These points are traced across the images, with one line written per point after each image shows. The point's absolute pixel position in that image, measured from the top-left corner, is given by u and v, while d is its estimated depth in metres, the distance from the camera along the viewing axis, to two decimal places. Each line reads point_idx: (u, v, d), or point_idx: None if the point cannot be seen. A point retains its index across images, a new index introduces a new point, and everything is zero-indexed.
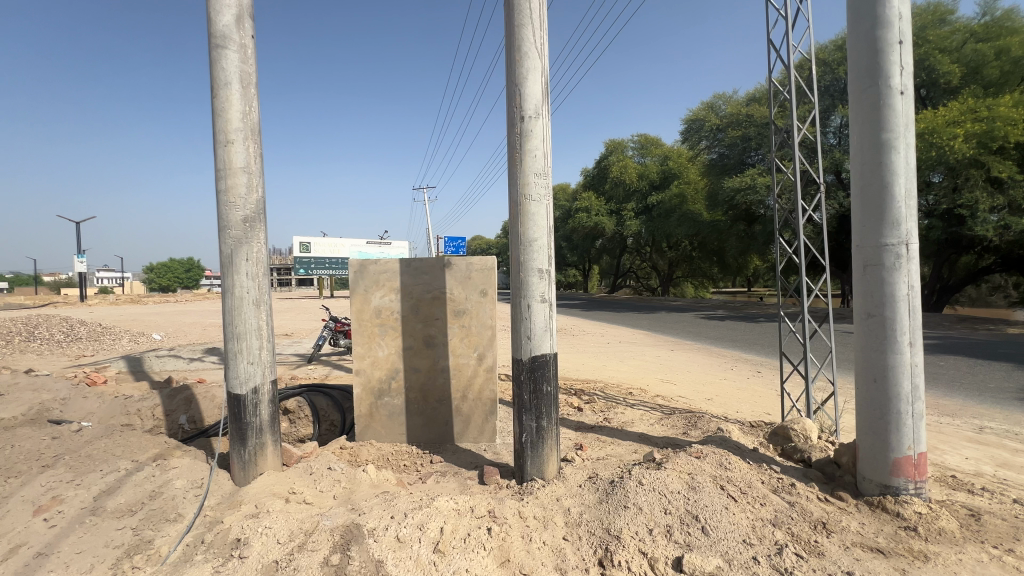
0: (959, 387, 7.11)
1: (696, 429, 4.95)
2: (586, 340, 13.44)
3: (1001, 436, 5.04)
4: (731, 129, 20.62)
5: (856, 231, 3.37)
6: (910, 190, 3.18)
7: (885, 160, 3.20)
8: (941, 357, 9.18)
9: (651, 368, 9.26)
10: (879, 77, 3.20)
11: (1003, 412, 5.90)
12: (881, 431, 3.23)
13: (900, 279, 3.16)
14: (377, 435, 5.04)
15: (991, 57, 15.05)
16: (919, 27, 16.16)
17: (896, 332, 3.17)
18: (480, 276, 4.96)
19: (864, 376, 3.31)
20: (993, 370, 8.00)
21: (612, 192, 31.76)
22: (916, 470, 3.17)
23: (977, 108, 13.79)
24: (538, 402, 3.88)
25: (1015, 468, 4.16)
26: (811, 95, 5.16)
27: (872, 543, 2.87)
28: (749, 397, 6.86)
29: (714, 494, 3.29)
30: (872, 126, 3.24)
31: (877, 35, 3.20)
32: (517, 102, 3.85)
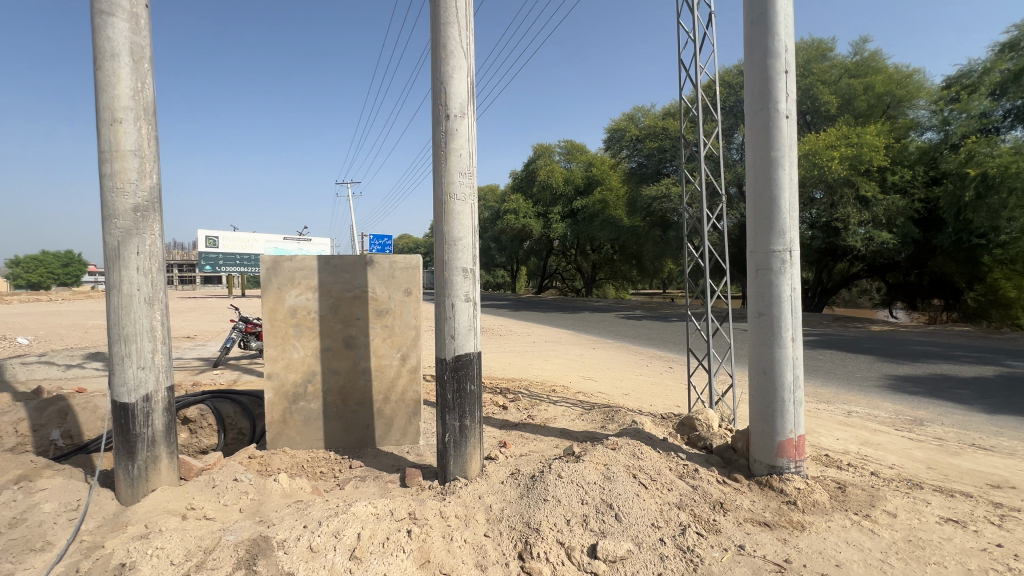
0: (833, 377, 8.16)
1: (613, 423, 5.21)
2: (512, 340, 13.59)
3: (864, 419, 5.85)
4: (649, 140, 21.99)
5: (749, 238, 3.74)
6: (793, 203, 3.60)
7: (773, 175, 3.59)
8: (819, 351, 10.45)
9: (573, 366, 9.58)
10: (769, 102, 3.58)
11: (865, 398, 6.86)
12: (769, 417, 3.61)
13: (785, 282, 3.56)
14: (291, 442, 4.75)
15: (860, 91, 17.42)
16: (805, 60, 18.27)
17: (780, 329, 3.58)
18: (404, 275, 4.86)
19: (756, 368, 3.68)
20: (859, 362, 9.25)
21: (539, 195, 32.49)
22: (796, 451, 3.59)
23: (849, 134, 15.87)
24: (462, 401, 3.88)
25: (873, 445, 4.85)
26: (716, 114, 5.61)
27: (761, 518, 3.20)
28: (661, 391, 7.35)
29: (626, 482, 3.51)
30: (762, 145, 3.62)
31: (767, 64, 3.58)
32: (442, 100, 3.83)
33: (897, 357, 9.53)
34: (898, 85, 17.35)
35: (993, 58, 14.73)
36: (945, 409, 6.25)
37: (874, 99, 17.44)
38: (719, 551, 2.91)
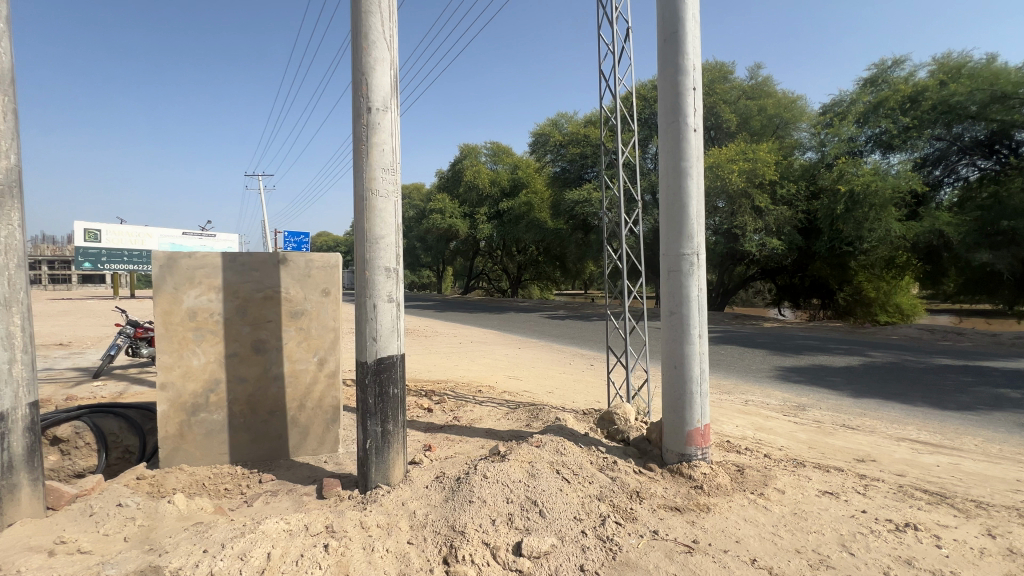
0: (733, 370, 8.99)
1: (537, 421, 5.31)
2: (437, 341, 13.37)
3: (759, 407, 6.50)
4: (571, 146, 22.78)
5: (662, 242, 4.00)
6: (700, 211, 3.90)
7: (682, 184, 3.86)
8: (722, 347, 11.44)
9: (499, 366, 9.64)
10: (679, 116, 3.86)
11: (760, 388, 7.62)
12: (679, 408, 3.88)
13: (693, 283, 3.85)
14: (190, 459, 4.30)
15: (755, 112, 19.36)
16: (710, 80, 19.91)
17: (689, 326, 3.86)
18: (321, 275, 4.59)
19: (669, 363, 3.94)
20: (754, 356, 10.27)
21: (465, 196, 32.36)
22: (702, 439, 3.89)
23: (746, 150, 17.58)
24: (384, 406, 3.74)
25: (766, 430, 5.41)
26: (632, 124, 5.93)
27: (672, 504, 3.43)
28: (583, 387, 7.63)
29: (550, 478, 3.59)
30: (673, 156, 3.89)
31: (678, 80, 3.85)
32: (363, 92, 3.68)
33: (785, 351, 10.71)
34: (786, 109, 19.52)
35: (857, 91, 17.10)
36: (822, 395, 7.13)
37: (766, 120, 19.49)
38: (636, 538, 3.06)
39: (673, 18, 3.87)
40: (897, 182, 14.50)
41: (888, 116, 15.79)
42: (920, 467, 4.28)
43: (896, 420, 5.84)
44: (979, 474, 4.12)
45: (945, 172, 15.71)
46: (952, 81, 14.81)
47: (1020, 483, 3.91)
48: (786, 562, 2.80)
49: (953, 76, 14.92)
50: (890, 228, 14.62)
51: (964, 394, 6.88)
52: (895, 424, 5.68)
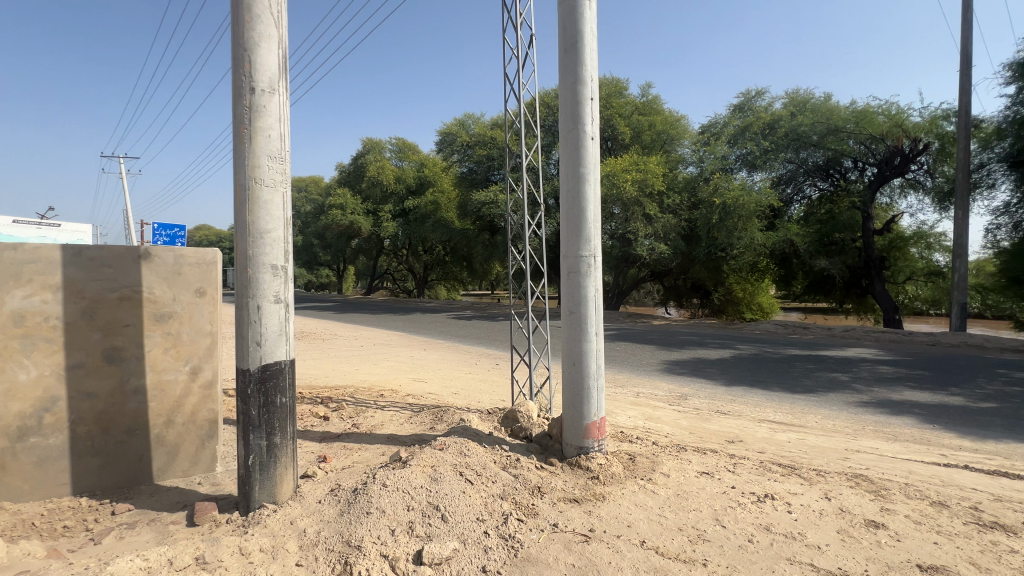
0: (626, 365, 9.67)
1: (442, 423, 5.23)
2: (334, 344, 12.59)
3: (648, 398, 7.06)
4: (478, 148, 22.90)
5: (562, 244, 4.16)
6: (596, 215, 4.10)
7: (580, 189, 4.05)
8: (617, 343, 12.25)
9: (403, 369, 9.33)
10: (578, 124, 4.04)
11: (650, 381, 8.28)
12: (578, 403, 4.06)
13: (590, 283, 4.05)
14: (15, 494, 3.55)
15: (645, 127, 21.09)
16: (607, 94, 21.25)
17: (587, 325, 4.05)
18: (195, 272, 4.08)
19: (568, 360, 4.10)
20: (645, 351, 11.16)
21: (368, 192, 30.93)
22: (599, 432, 4.09)
23: (638, 162, 19.03)
24: (269, 417, 3.42)
25: (654, 419, 5.88)
26: (534, 129, 6.06)
27: (571, 496, 3.57)
28: (488, 387, 7.68)
29: (453, 480, 3.56)
30: (573, 161, 4.06)
31: (577, 89, 4.03)
32: (245, 70, 3.33)
33: (670, 346, 11.77)
34: (671, 126, 21.45)
35: (728, 115, 19.43)
36: (700, 385, 7.96)
37: (655, 135, 21.32)
38: (536, 533, 3.14)
39: (573, 29, 4.04)
40: (759, 197, 16.76)
41: (752, 140, 18.18)
42: (776, 444, 4.94)
43: (758, 404, 6.71)
44: (819, 446, 4.87)
45: (794, 190, 17.97)
46: (799, 113, 17.47)
47: (848, 451, 4.69)
48: (670, 540, 3.05)
49: (800, 110, 17.58)
50: (752, 237, 17.00)
51: (808, 379, 8.13)
52: (758, 407, 6.52)
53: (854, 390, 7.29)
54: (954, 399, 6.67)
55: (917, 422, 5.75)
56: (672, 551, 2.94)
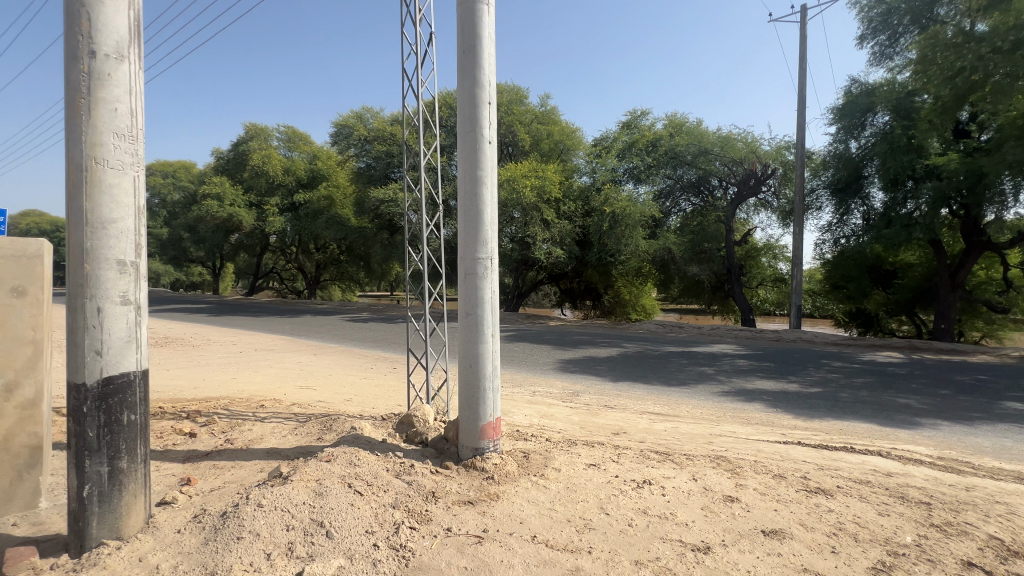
0: (524, 365, 9.95)
1: (331, 432, 4.91)
2: (206, 351, 11.21)
3: (543, 396, 7.34)
4: (377, 143, 22.01)
5: (459, 245, 4.15)
6: (493, 218, 4.16)
7: (478, 192, 4.07)
8: (516, 344, 12.56)
9: (288, 376, 8.61)
10: (476, 127, 4.06)
11: (545, 380, 8.62)
12: (473, 404, 4.08)
13: (487, 285, 4.09)
14: None
15: (544, 136, 22.03)
16: (508, 100, 21.78)
17: (483, 326, 4.08)
18: (12, 267, 3.36)
19: (464, 362, 4.10)
20: (541, 351, 11.59)
21: (250, 182, 28.10)
22: (494, 432, 4.14)
23: (537, 169, 19.77)
24: (113, 439, 2.94)
25: (549, 417, 6.11)
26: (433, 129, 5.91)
27: (466, 497, 3.56)
28: (384, 392, 7.39)
29: (340, 493, 3.38)
30: (470, 163, 4.08)
31: (476, 92, 4.06)
32: (82, 29, 2.85)
33: (565, 346, 12.37)
34: (568, 137, 22.54)
35: (617, 131, 20.99)
36: (591, 381, 8.47)
37: (553, 145, 22.33)
38: (429, 539, 3.08)
39: (471, 33, 4.06)
40: (643, 208, 18.35)
41: (637, 155, 19.89)
42: (654, 433, 5.42)
43: (640, 397, 7.32)
44: (689, 432, 5.45)
45: (672, 204, 19.95)
46: (677, 135, 19.48)
47: (712, 436, 5.31)
48: (559, 532, 3.18)
49: (677, 131, 19.61)
50: (636, 245, 18.57)
51: (681, 373, 9.09)
52: (640, 400, 7.12)
53: (718, 381, 8.29)
54: (792, 385, 7.92)
55: (765, 407, 6.72)
56: (560, 542, 3.07)
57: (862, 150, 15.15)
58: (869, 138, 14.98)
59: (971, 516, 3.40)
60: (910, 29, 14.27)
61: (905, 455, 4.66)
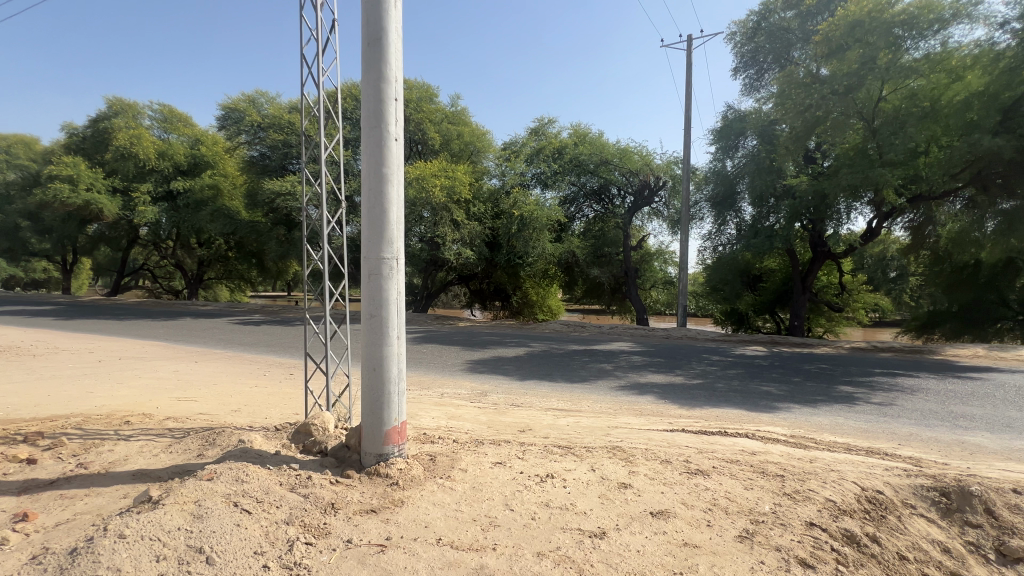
0: (432, 367, 9.82)
1: (213, 447, 4.44)
2: (50, 361, 9.48)
3: (452, 397, 7.31)
4: (272, 131, 20.31)
5: (363, 244, 3.98)
6: (400, 217, 4.05)
7: (383, 189, 3.95)
8: (424, 346, 12.35)
9: (162, 387, 7.60)
10: (381, 122, 3.93)
11: (453, 381, 8.59)
12: (377, 409, 3.94)
13: (392, 285, 3.97)
14: None
15: (454, 137, 21.97)
16: (417, 97, 21.31)
17: (388, 328, 3.96)
18: None
19: (367, 366, 3.94)
20: (450, 352, 11.52)
21: (114, 165, 24.40)
22: (399, 436, 4.04)
23: (447, 169, 19.62)
24: None
25: (457, 418, 6.10)
26: (335, 120, 5.51)
27: (368, 506, 3.43)
28: (278, 400, 6.85)
29: (223, 514, 3.09)
30: (375, 159, 3.94)
31: (381, 86, 3.93)
32: None
33: (474, 346, 12.44)
34: (478, 139, 22.66)
35: (526, 137, 21.62)
36: (499, 381, 8.61)
37: (463, 146, 22.34)
38: (327, 553, 2.92)
39: (377, 25, 3.93)
40: (549, 213, 19.07)
41: (545, 161, 20.64)
42: (558, 428, 5.66)
43: (545, 394, 7.60)
44: (590, 426, 5.78)
45: (576, 210, 21.06)
46: (581, 144, 20.52)
47: (610, 428, 5.69)
48: (464, 533, 3.20)
49: (581, 141, 20.67)
50: (543, 248, 19.17)
51: (583, 369, 9.60)
52: (544, 397, 7.39)
53: (616, 377, 8.88)
54: (678, 378, 8.74)
55: (655, 398, 7.35)
56: (465, 543, 3.09)
57: (736, 168, 17.22)
58: (742, 158, 17.06)
59: (813, 483, 4.03)
60: (772, 66, 16.47)
61: (766, 435, 5.39)
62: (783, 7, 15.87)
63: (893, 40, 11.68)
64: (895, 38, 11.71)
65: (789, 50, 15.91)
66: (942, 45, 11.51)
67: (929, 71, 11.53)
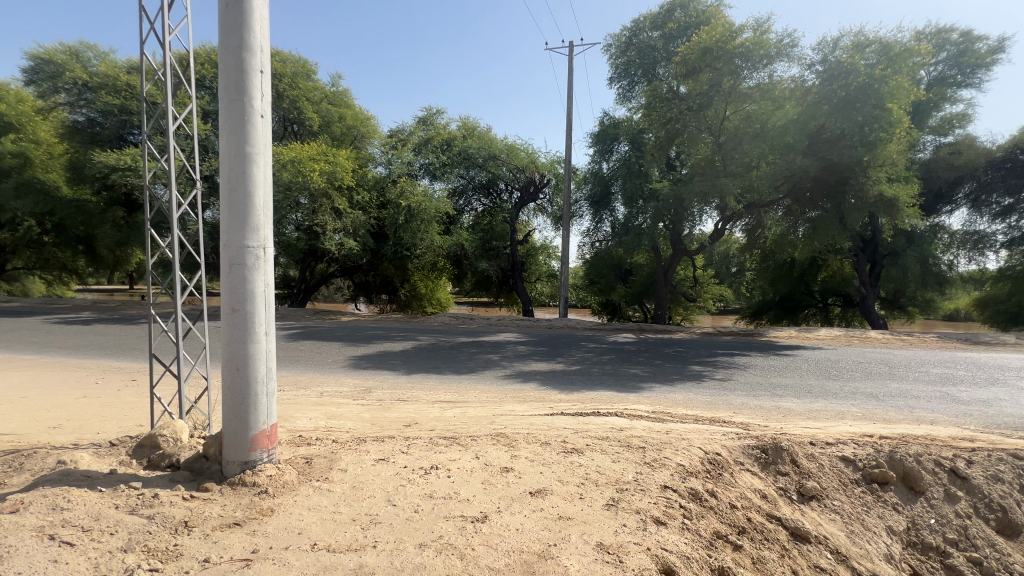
0: (309, 365, 9.17)
1: (21, 473, 3.66)
2: None
3: (332, 395, 6.92)
4: (103, 93, 17.03)
5: (223, 231, 3.56)
6: (266, 202, 3.69)
7: (246, 170, 3.57)
8: (300, 343, 11.44)
9: None
10: (244, 95, 3.54)
11: (334, 378, 8.12)
12: (242, 413, 3.58)
13: (259, 277, 3.62)
14: None
15: (335, 119, 20.57)
16: (292, 72, 19.47)
17: (254, 323, 3.60)
18: None
19: (229, 366, 3.55)
20: (331, 349, 10.84)
21: None
22: (268, 440, 3.71)
23: (327, 153, 18.25)
24: None
25: (337, 417, 5.78)
26: (192, 92, 4.74)
27: (231, 519, 3.11)
28: (115, 411, 5.86)
29: (33, 552, 2.63)
30: (236, 136, 3.54)
31: (242, 55, 3.53)
32: None
33: (358, 341, 11.85)
34: (362, 123, 21.47)
35: (414, 126, 21.11)
36: (384, 376, 8.36)
37: (345, 130, 20.98)
38: None
39: None
40: (437, 205, 18.78)
41: (433, 152, 20.35)
42: (444, 421, 5.67)
43: (432, 387, 7.57)
44: (476, 416, 5.88)
45: (465, 203, 21.11)
46: (469, 137, 20.64)
47: (496, 416, 5.86)
48: (342, 535, 3.06)
49: (470, 134, 20.79)
50: (432, 240, 18.86)
51: (470, 361, 9.75)
52: (431, 390, 7.35)
53: (501, 367, 9.16)
54: (558, 365, 9.30)
55: (537, 385, 7.76)
56: (343, 545, 2.96)
57: (610, 171, 18.73)
58: (616, 162, 18.58)
59: (668, 451, 4.59)
60: (641, 80, 18.01)
61: (632, 413, 6.00)
62: (651, 28, 17.73)
63: (734, 69, 13.66)
64: (735, 67, 13.68)
65: (655, 67, 17.55)
66: (769, 77, 13.74)
67: (760, 98, 13.67)
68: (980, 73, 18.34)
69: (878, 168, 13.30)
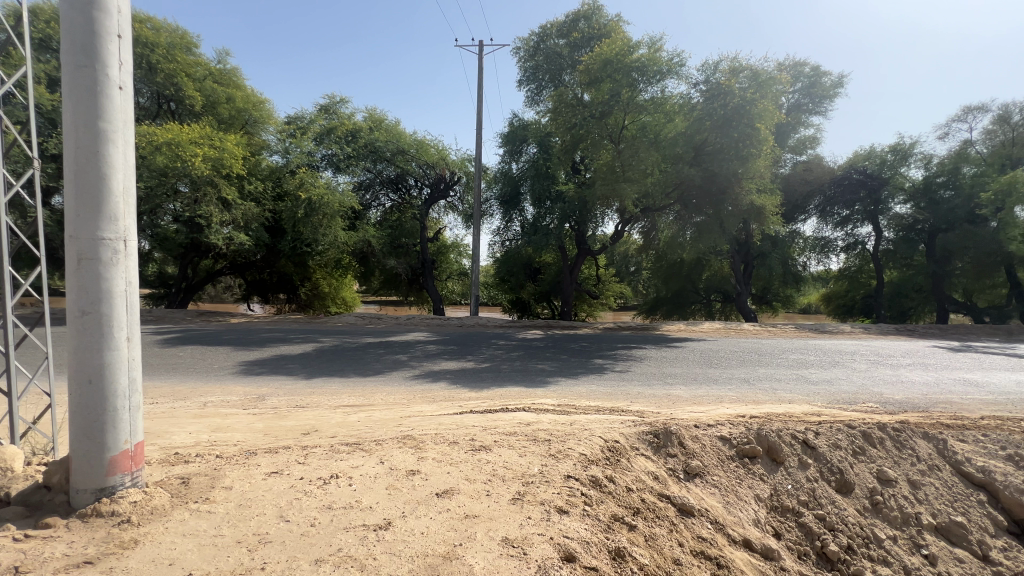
0: (191, 372, 8.17)
1: None
2: None
3: (218, 405, 6.22)
4: None
5: (68, 219, 3.02)
6: (127, 188, 3.22)
7: (101, 150, 3.07)
8: (179, 348, 10.15)
9: None
10: (96, 62, 3.04)
11: (219, 386, 7.32)
12: (96, 432, 3.08)
13: (118, 274, 3.13)
14: None
15: (222, 99, 18.61)
16: (167, 42, 17.23)
17: (112, 328, 3.11)
18: None
19: (79, 378, 3.03)
20: (217, 354, 9.77)
21: None
22: (132, 461, 3.24)
23: (213, 137, 16.43)
24: None
25: (223, 429, 5.21)
26: (26, 52, 3.94)
27: (79, 559, 2.66)
28: None
29: None
30: (86, 109, 3.03)
31: (93, 15, 3.03)
32: None
33: (249, 345, 10.80)
34: (254, 106, 19.55)
35: (315, 113, 19.81)
36: (280, 382, 7.71)
37: (235, 111, 19.02)
38: None
39: None
40: (341, 198, 17.77)
41: (336, 142, 19.23)
42: (347, 426, 5.37)
43: (334, 391, 7.14)
44: (382, 419, 5.66)
45: (372, 197, 20.14)
46: (376, 130, 19.88)
47: (403, 418, 5.68)
48: (223, 560, 2.77)
49: (377, 126, 20.03)
50: (335, 236, 17.76)
51: (377, 362, 9.35)
52: (333, 395, 6.93)
53: (410, 367, 8.91)
54: (468, 363, 9.28)
55: (447, 384, 7.66)
56: (224, 571, 2.68)
57: (519, 171, 19.09)
58: (525, 163, 18.97)
59: (571, 442, 4.80)
60: (548, 85, 18.65)
61: (539, 407, 6.18)
62: (557, 36, 18.43)
63: (632, 82, 14.62)
64: (632, 79, 14.64)
65: (561, 74, 18.29)
66: (661, 93, 15.03)
67: (654, 110, 15.06)
68: (825, 103, 21.61)
69: (750, 180, 15.04)
